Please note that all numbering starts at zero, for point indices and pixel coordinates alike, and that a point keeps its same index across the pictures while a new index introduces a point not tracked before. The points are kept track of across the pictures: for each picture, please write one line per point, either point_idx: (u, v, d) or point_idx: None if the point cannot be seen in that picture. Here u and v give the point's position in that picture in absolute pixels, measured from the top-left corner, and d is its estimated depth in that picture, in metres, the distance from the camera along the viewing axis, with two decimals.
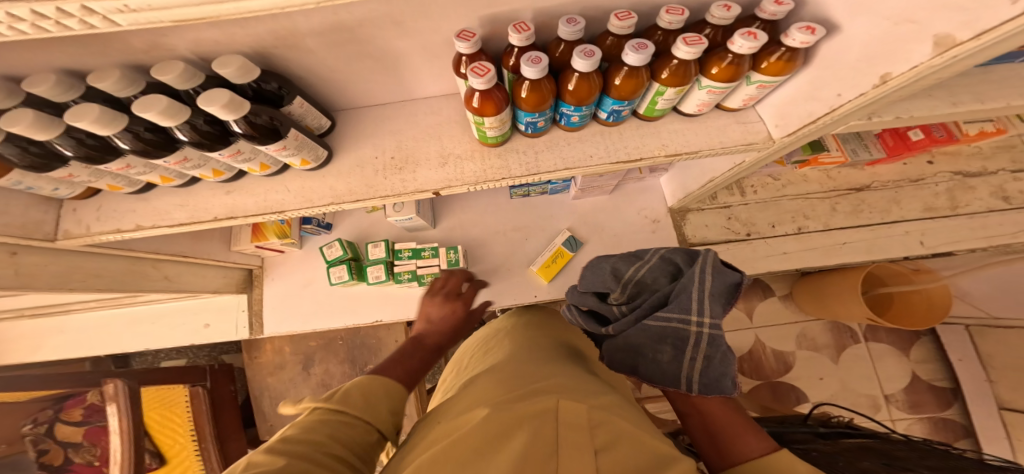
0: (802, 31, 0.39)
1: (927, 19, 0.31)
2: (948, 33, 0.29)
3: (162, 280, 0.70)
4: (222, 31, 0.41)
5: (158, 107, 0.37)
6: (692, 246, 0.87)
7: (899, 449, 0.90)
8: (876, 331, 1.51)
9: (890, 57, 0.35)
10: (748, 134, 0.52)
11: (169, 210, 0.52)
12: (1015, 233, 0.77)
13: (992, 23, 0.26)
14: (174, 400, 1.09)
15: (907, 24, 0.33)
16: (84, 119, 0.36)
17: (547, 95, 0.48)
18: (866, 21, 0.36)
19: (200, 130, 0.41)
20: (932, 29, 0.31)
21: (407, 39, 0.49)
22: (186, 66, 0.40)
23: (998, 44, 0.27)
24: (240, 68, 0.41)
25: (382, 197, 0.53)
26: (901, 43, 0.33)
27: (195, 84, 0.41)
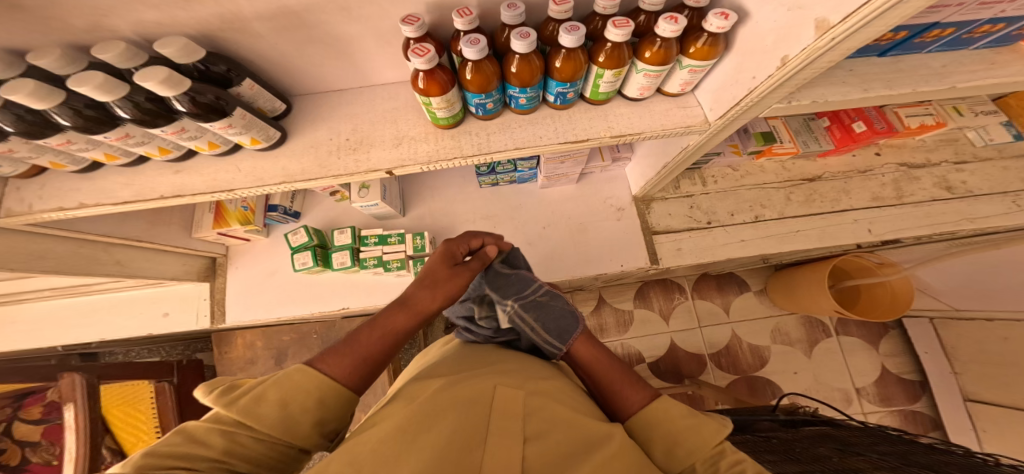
0: (717, 17, 0.41)
1: (812, 4, 0.33)
2: (824, 17, 0.32)
3: (114, 265, 0.69)
4: (164, 13, 0.41)
5: (94, 81, 0.37)
6: (656, 234, 0.89)
7: (854, 434, 0.90)
8: (846, 325, 1.55)
9: (788, 41, 0.37)
10: (687, 117, 0.54)
11: (114, 188, 0.51)
12: (957, 222, 0.80)
13: (854, 8, 0.28)
14: (139, 397, 1.06)
15: (798, 10, 0.35)
16: (17, 92, 0.36)
17: (491, 76, 0.49)
18: (770, 9, 0.39)
19: (142, 107, 0.41)
20: (814, 14, 0.33)
21: (357, 24, 0.49)
22: (129, 45, 0.40)
23: (865, 28, 0.30)
24: (183, 50, 0.41)
25: (334, 175, 0.53)
26: (795, 28, 0.36)
27: (137, 64, 0.41)
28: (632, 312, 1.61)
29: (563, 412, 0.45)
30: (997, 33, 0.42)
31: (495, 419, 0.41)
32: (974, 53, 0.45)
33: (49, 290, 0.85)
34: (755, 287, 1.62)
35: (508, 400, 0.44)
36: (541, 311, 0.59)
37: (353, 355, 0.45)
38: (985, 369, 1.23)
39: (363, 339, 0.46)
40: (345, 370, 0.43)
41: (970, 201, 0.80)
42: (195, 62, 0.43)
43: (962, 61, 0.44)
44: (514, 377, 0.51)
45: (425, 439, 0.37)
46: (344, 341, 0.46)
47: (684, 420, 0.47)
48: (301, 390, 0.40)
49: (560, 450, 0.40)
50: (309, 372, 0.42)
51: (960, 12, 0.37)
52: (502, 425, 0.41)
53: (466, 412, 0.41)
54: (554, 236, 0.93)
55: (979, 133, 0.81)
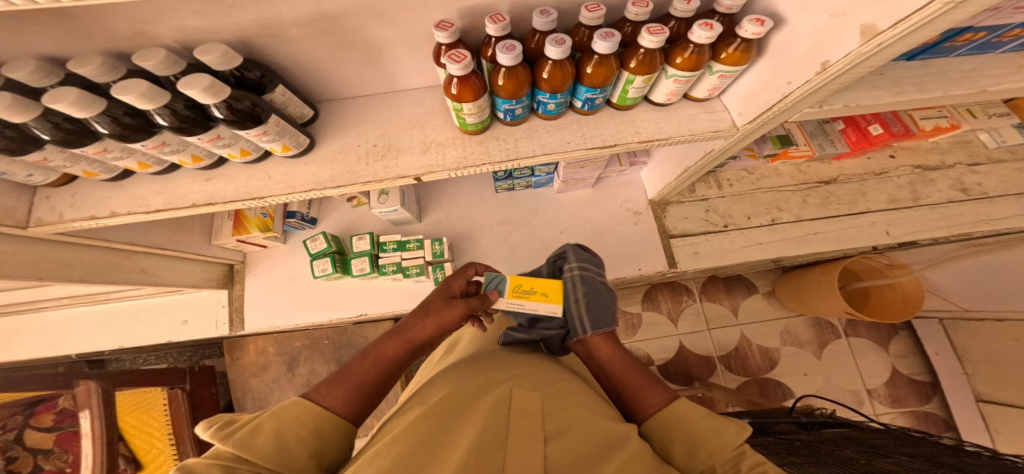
0: (752, 23, 0.42)
1: (857, 11, 0.34)
2: (872, 22, 0.32)
3: (138, 272, 0.70)
4: (205, 19, 0.41)
5: (137, 90, 0.37)
6: (673, 238, 0.90)
7: (877, 437, 0.91)
8: (856, 326, 1.55)
9: (827, 47, 0.37)
10: (715, 122, 0.55)
11: (146, 196, 0.51)
12: (973, 223, 0.80)
13: (906, 13, 0.29)
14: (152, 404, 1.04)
15: (841, 16, 0.36)
16: (61, 101, 0.36)
17: (523, 82, 0.49)
18: (807, 15, 0.39)
19: (180, 114, 0.41)
20: (861, 20, 0.34)
21: (389, 30, 0.50)
22: (168, 53, 0.40)
23: (914, 34, 0.30)
24: (222, 57, 0.41)
25: (364, 182, 0.53)
26: (835, 34, 0.36)
27: (175, 72, 0.41)
28: (641, 315, 1.61)
29: (583, 414, 0.45)
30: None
31: (515, 418, 0.41)
32: (1002, 56, 0.45)
33: (66, 299, 0.84)
34: (764, 289, 1.62)
35: (525, 402, 0.44)
36: (592, 293, 0.63)
37: (345, 383, 0.46)
38: (999, 370, 1.23)
39: (355, 369, 0.48)
40: (337, 398, 0.44)
41: (985, 203, 0.81)
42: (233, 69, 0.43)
43: (992, 65, 0.44)
44: (533, 382, 0.51)
45: (449, 446, 0.37)
46: (339, 373, 0.47)
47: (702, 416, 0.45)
48: (299, 422, 0.41)
49: (583, 444, 0.39)
50: (307, 404, 0.42)
51: (997, 15, 0.37)
52: (522, 424, 0.41)
53: (484, 414, 0.42)
54: (570, 240, 0.93)
55: (991, 135, 0.81)
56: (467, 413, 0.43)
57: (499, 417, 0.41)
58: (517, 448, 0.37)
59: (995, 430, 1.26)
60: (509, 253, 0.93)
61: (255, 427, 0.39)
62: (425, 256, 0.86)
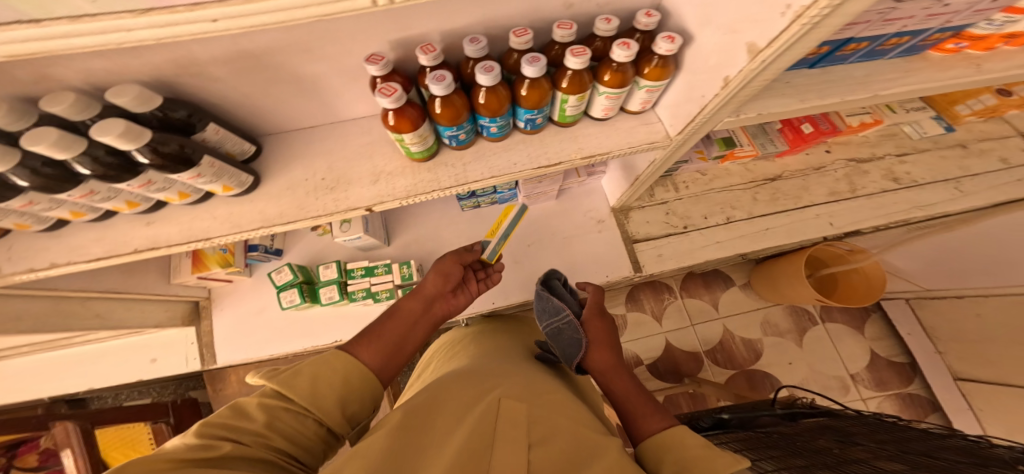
0: (664, 40, 0.45)
1: (741, 29, 0.37)
2: (754, 41, 0.35)
3: (94, 318, 0.69)
4: (110, 60, 0.39)
5: (49, 139, 0.36)
6: (638, 242, 0.93)
7: (853, 424, 0.93)
8: (830, 312, 1.60)
9: (727, 63, 0.40)
10: (651, 133, 0.57)
11: (86, 245, 0.51)
12: (908, 210, 0.85)
13: (775, 33, 0.32)
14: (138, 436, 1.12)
15: (732, 34, 0.38)
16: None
17: (461, 109, 0.51)
18: (709, 32, 0.42)
19: (102, 161, 0.40)
20: (746, 39, 0.36)
21: (320, 64, 0.51)
22: (80, 96, 0.38)
23: (788, 51, 0.33)
24: (139, 98, 0.40)
25: (314, 217, 0.54)
26: (730, 50, 0.39)
27: (92, 115, 0.39)
28: (625, 316, 1.64)
29: (569, 424, 0.46)
30: (904, 44, 0.46)
31: (502, 426, 0.42)
32: (890, 62, 0.49)
33: (27, 346, 0.82)
34: (740, 282, 1.67)
35: (513, 410, 0.45)
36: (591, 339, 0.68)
37: (378, 342, 0.52)
38: (968, 346, 1.28)
39: (386, 331, 0.55)
40: (376, 356, 0.50)
41: (917, 191, 0.87)
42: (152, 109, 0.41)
43: (882, 71, 0.48)
44: (524, 391, 0.52)
45: (440, 450, 0.39)
46: (368, 335, 0.53)
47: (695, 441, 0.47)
48: (333, 370, 0.45)
49: (566, 450, 0.41)
50: (343, 354, 0.47)
51: (871, 27, 0.41)
52: (509, 431, 0.42)
53: (473, 421, 0.43)
54: (538, 251, 0.95)
55: (914, 128, 0.89)
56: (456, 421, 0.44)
57: (488, 425, 0.42)
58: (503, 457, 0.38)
59: (978, 408, 1.28)
60: None
61: (294, 373, 0.43)
62: (393, 279, 0.87)
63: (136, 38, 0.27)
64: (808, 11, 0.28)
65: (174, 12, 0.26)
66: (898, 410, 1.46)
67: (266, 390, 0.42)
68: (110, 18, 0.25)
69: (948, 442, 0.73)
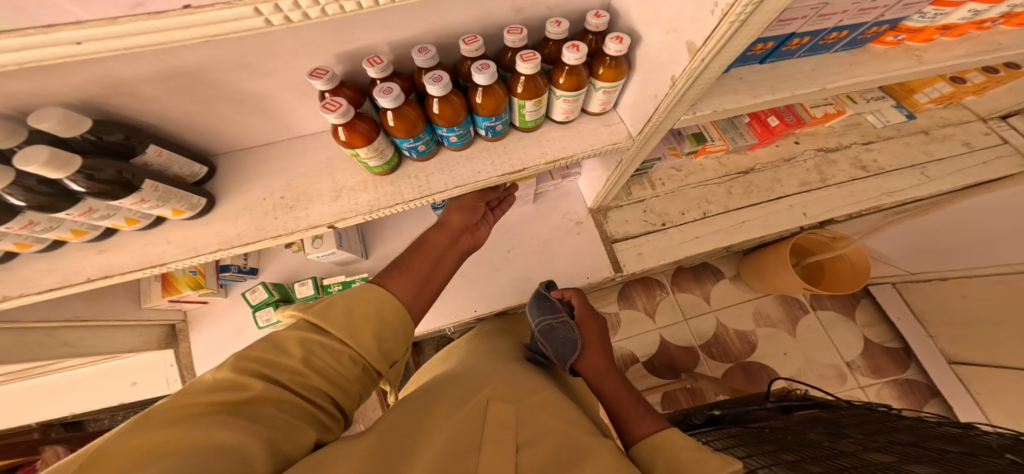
0: (613, 41, 0.43)
1: (677, 28, 0.36)
2: (690, 40, 0.34)
3: (63, 346, 0.67)
4: (30, 82, 0.36)
5: None
6: (616, 241, 0.93)
7: (844, 414, 0.93)
8: (821, 299, 1.61)
9: (671, 63, 0.39)
10: (613, 135, 0.57)
11: (38, 276, 0.49)
12: (877, 197, 0.86)
13: (709, 31, 0.31)
14: None
15: (671, 33, 0.37)
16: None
17: (416, 120, 0.50)
18: (653, 31, 0.41)
19: (35, 191, 0.39)
20: (684, 37, 0.35)
21: (264, 79, 0.48)
22: (1, 123, 0.37)
23: (725, 47, 0.32)
24: (64, 122, 0.38)
25: (275, 236, 0.54)
26: (670, 50, 0.38)
27: (18, 141, 0.38)
28: (618, 314, 1.63)
29: (559, 424, 0.44)
30: (844, 38, 0.46)
31: (488, 426, 0.41)
32: (833, 56, 0.50)
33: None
34: (729, 274, 1.67)
35: (500, 412, 0.44)
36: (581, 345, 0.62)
37: (409, 276, 0.51)
38: (956, 328, 1.29)
39: (416, 264, 0.53)
40: (409, 290, 0.49)
41: (882, 178, 0.87)
42: (81, 133, 0.40)
43: (827, 64, 0.48)
44: (513, 394, 0.51)
45: (420, 451, 0.37)
46: (400, 265, 0.52)
47: (686, 445, 0.44)
48: (365, 306, 0.44)
49: (556, 447, 0.39)
50: (378, 289, 0.46)
51: (808, 22, 0.41)
52: (496, 432, 0.40)
53: (459, 423, 0.41)
54: (517, 256, 0.94)
55: (876, 117, 0.89)
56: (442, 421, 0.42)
57: (473, 428, 0.40)
58: (489, 455, 0.36)
59: (975, 391, 1.27)
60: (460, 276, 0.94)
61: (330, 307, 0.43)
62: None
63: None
64: (735, 6, 0.27)
65: (23, 35, 0.21)
66: (897, 397, 1.45)
67: (300, 321, 0.43)
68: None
69: (934, 430, 0.74)
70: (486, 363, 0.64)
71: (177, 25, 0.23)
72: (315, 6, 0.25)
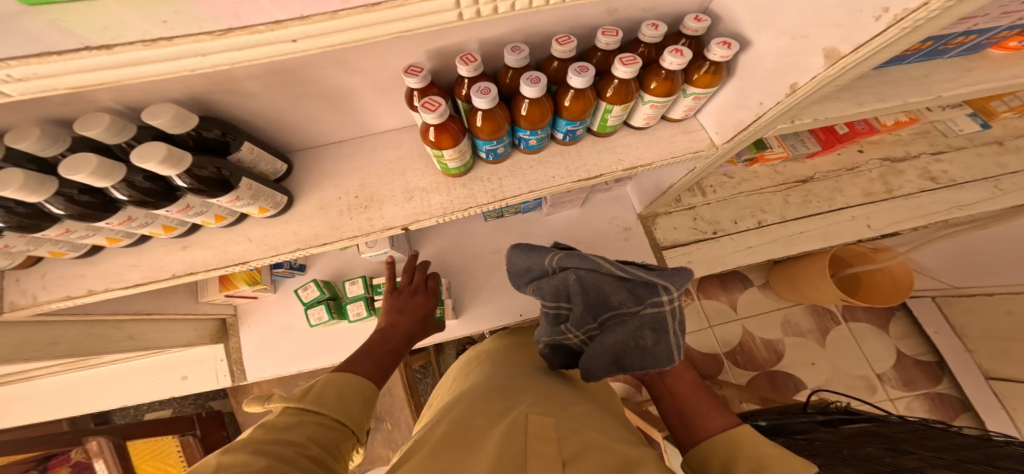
0: (720, 46, 0.41)
1: (815, 34, 0.35)
2: (833, 47, 0.33)
3: (127, 340, 0.68)
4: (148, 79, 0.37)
5: (89, 167, 0.34)
6: (664, 249, 0.91)
7: (899, 431, 0.89)
8: (853, 310, 1.53)
9: (794, 69, 0.38)
10: (693, 142, 0.55)
11: (122, 271, 0.50)
12: (946, 210, 0.84)
13: (866, 37, 0.30)
14: (165, 451, 1.16)
15: (801, 39, 0.36)
16: (7, 188, 0.33)
17: (502, 121, 0.50)
18: (769, 36, 0.40)
19: (140, 187, 0.39)
20: (821, 43, 0.34)
21: (354, 76, 0.48)
22: (115, 118, 0.36)
23: (874, 56, 0.32)
24: (175, 118, 0.37)
25: (351, 237, 0.54)
26: (798, 56, 0.37)
27: (126, 138, 0.37)
28: None
29: (595, 437, 0.47)
30: (969, 43, 0.45)
31: (532, 442, 0.44)
32: (950, 61, 0.48)
33: (58, 366, 0.79)
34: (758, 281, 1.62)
35: (541, 425, 0.47)
36: (660, 325, 0.58)
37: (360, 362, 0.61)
38: (1000, 344, 1.25)
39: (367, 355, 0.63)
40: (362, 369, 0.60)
41: (954, 190, 0.85)
42: (188, 130, 0.39)
43: (940, 71, 0.48)
44: (547, 406, 0.53)
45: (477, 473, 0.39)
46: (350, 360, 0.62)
47: (765, 444, 0.48)
48: (349, 388, 0.53)
49: (599, 462, 0.42)
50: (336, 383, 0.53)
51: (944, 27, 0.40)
52: (539, 447, 0.43)
53: (505, 439, 0.44)
54: None
55: (948, 124, 0.88)
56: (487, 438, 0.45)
57: (520, 444, 0.43)
58: (538, 470, 0.39)
59: (1012, 407, 1.25)
60: (505, 278, 0.93)
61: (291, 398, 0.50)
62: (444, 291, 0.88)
63: (211, 63, 0.22)
64: (910, 13, 0.27)
65: (255, 32, 0.21)
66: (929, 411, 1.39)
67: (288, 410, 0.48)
68: (185, 42, 0.21)
69: (1005, 450, 0.71)
70: (512, 373, 0.66)
71: (385, 19, 0.22)
72: (505, 2, 0.23)
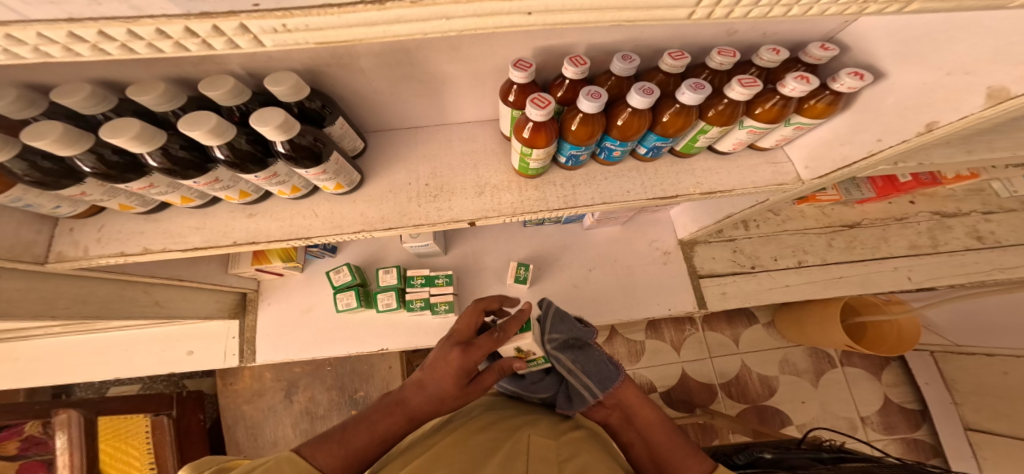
0: (851, 76, 0.42)
1: (982, 71, 0.34)
2: (1004, 85, 0.32)
3: (152, 305, 0.64)
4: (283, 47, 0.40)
5: (205, 125, 0.36)
6: (702, 278, 0.91)
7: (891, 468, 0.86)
8: (850, 356, 1.51)
9: (935, 107, 0.38)
10: (778, 174, 0.54)
11: (184, 233, 0.49)
12: (988, 271, 0.87)
13: None
14: (134, 431, 1.00)
15: (961, 75, 0.36)
16: (121, 136, 0.34)
17: (597, 128, 0.48)
18: (913, 70, 0.40)
19: (240, 150, 0.40)
20: (985, 82, 0.34)
21: (458, 64, 0.49)
22: (236, 82, 0.40)
23: None
24: (293, 88, 0.40)
25: (416, 225, 0.52)
26: (952, 92, 0.36)
27: (241, 101, 0.40)
28: (644, 343, 1.56)
29: (596, 462, 0.49)
30: None
31: (533, 463, 0.46)
32: None
33: (59, 328, 0.75)
34: (764, 320, 1.56)
35: (543, 447, 0.50)
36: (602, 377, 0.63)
37: (344, 447, 0.47)
38: (986, 399, 1.24)
39: (354, 436, 0.49)
40: (336, 464, 0.46)
41: (998, 252, 0.88)
42: (300, 99, 0.42)
43: None
44: (547, 430, 0.56)
45: None
46: (340, 433, 0.49)
47: None
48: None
49: None
50: (296, 460, 0.45)
51: None
52: (540, 467, 0.46)
53: (508, 458, 0.46)
54: (598, 274, 0.92)
55: (1002, 185, 0.91)
56: (486, 456, 0.46)
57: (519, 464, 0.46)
58: None
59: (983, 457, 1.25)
60: (538, 286, 0.91)
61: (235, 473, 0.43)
62: (508, 279, 0.89)
63: (448, 26, 0.24)
64: None
65: None
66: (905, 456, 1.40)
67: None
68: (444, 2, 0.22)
69: None
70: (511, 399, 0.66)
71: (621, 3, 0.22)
72: (748, 6, 0.24)
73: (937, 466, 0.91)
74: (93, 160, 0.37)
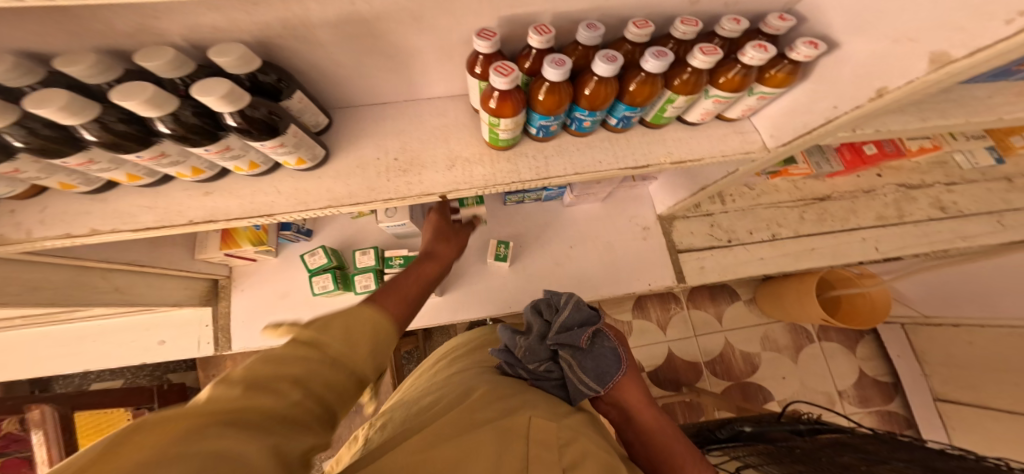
0: (807, 46, 0.42)
1: (925, 37, 0.34)
2: (943, 51, 0.32)
3: (111, 292, 0.62)
4: (225, 16, 0.38)
5: (141, 96, 0.33)
6: (681, 252, 0.92)
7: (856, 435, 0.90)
8: (826, 329, 1.56)
9: (886, 74, 0.38)
10: (746, 143, 0.55)
11: (136, 213, 0.47)
12: (950, 240, 0.90)
13: (988, 41, 0.29)
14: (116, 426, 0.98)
15: (907, 42, 0.36)
16: (47, 107, 0.32)
17: (564, 98, 0.47)
18: (864, 40, 0.40)
19: (185, 122, 0.38)
20: (929, 47, 0.34)
21: (421, 35, 0.48)
22: (177, 54, 0.38)
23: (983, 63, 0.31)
24: (241, 59, 0.38)
25: (385, 200, 0.51)
26: (900, 59, 0.36)
27: (183, 73, 0.38)
28: (630, 323, 1.58)
29: (595, 451, 0.48)
30: None
31: (534, 447, 0.44)
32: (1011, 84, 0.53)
33: (21, 320, 0.72)
34: (745, 296, 1.61)
35: (542, 429, 0.48)
36: (601, 373, 0.61)
37: None
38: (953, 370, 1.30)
39: None
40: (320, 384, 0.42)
41: (960, 221, 0.91)
42: (250, 72, 0.40)
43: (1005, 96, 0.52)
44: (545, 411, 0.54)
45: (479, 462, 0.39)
46: None
47: None
48: None
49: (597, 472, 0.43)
50: None
51: None
52: (540, 451, 0.43)
53: (505, 441, 0.44)
54: (578, 251, 0.92)
55: (964, 157, 0.94)
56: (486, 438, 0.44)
57: (518, 447, 0.43)
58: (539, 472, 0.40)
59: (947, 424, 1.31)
60: (518, 264, 0.91)
61: None
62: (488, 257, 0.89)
63: None
64: None
65: None
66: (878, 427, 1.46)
67: None
68: None
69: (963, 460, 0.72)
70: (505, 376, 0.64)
71: None
72: None
73: (906, 436, 0.95)
74: (22, 134, 0.34)
